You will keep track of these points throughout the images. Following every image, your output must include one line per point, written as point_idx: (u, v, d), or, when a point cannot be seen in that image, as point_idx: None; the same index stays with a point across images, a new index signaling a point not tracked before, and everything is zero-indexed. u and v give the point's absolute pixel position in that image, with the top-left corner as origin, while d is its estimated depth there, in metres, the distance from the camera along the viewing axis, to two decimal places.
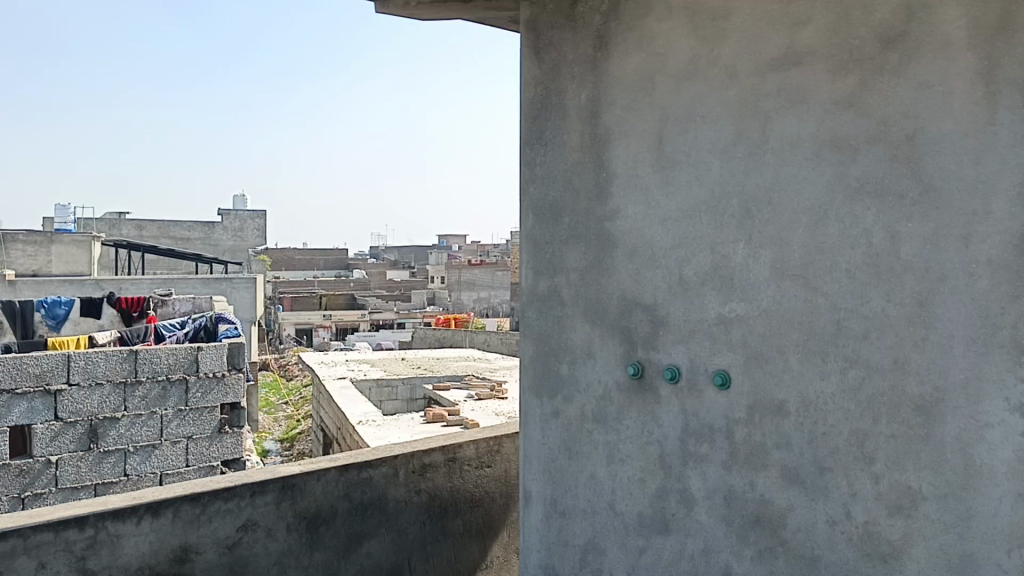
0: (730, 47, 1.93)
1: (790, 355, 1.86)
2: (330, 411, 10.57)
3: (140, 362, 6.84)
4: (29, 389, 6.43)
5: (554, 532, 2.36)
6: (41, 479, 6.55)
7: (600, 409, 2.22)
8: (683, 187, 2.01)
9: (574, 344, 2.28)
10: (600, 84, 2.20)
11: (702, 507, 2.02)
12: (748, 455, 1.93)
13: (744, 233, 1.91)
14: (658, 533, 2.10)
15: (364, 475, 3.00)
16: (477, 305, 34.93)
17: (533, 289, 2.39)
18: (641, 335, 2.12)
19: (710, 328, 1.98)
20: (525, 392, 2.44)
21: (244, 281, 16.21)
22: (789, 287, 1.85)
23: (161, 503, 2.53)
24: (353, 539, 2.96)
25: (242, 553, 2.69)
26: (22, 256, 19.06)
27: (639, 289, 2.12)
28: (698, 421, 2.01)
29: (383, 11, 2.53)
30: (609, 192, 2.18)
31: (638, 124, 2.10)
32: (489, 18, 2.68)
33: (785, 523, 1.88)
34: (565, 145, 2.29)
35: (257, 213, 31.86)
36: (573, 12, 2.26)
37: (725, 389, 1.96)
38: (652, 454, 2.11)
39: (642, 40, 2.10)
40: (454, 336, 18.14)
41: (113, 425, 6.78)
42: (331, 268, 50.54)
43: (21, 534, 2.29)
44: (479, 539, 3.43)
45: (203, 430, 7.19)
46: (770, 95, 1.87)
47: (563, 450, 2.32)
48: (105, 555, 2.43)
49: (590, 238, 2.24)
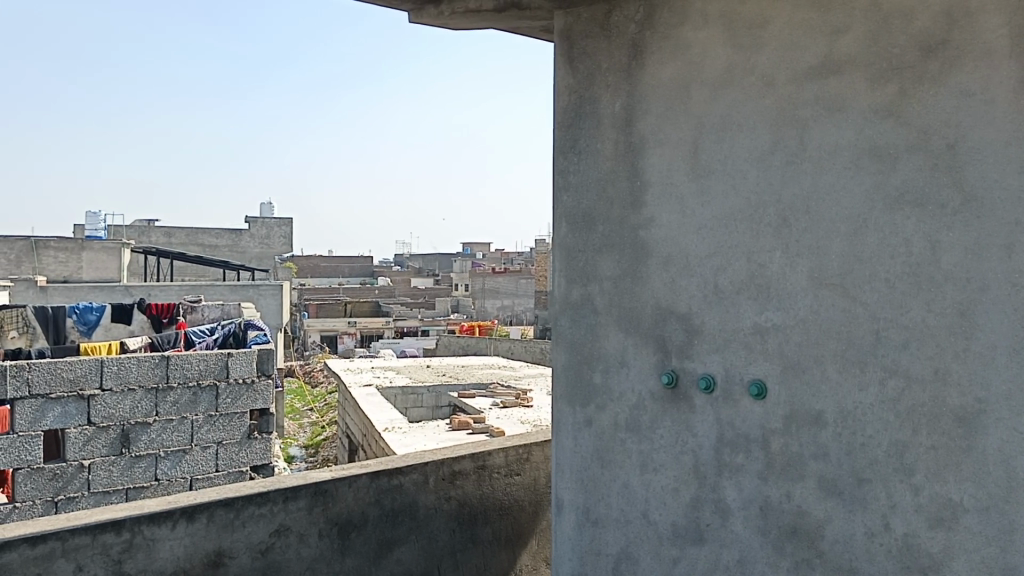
0: (767, 55, 1.92)
1: (828, 365, 1.84)
2: (356, 418, 10.61)
3: (172, 367, 6.94)
4: (63, 394, 6.50)
5: (587, 540, 2.36)
6: (74, 483, 6.60)
7: (633, 417, 2.22)
8: (719, 196, 2.01)
9: (607, 353, 2.28)
10: (635, 92, 2.20)
11: (737, 517, 2.01)
12: (785, 465, 1.91)
13: (781, 242, 1.91)
14: (693, 543, 2.09)
15: (395, 482, 3.01)
16: (501, 313, 34.95)
17: (566, 297, 2.40)
18: (675, 344, 2.12)
19: (746, 337, 1.98)
20: (559, 400, 2.45)
21: (270, 288, 16.36)
22: (826, 295, 1.84)
23: (195, 507, 2.55)
24: (384, 545, 2.97)
25: (275, 558, 2.71)
26: (54, 262, 19.47)
27: (674, 298, 2.11)
28: (734, 431, 2.00)
29: (417, 20, 2.57)
30: (643, 200, 2.18)
31: (673, 133, 2.10)
32: (522, 28, 2.70)
33: (822, 534, 1.86)
34: (598, 154, 2.29)
35: (284, 221, 32.17)
36: (608, 21, 2.27)
37: (761, 398, 1.95)
38: (687, 463, 2.10)
39: (678, 49, 2.10)
40: (479, 344, 18.15)
41: (145, 430, 6.85)
42: (356, 275, 50.80)
43: (60, 536, 2.32)
44: (509, 547, 3.42)
45: (233, 434, 7.25)
46: (808, 103, 1.86)
47: (596, 458, 2.33)
48: (141, 558, 2.46)
49: (624, 247, 2.24)
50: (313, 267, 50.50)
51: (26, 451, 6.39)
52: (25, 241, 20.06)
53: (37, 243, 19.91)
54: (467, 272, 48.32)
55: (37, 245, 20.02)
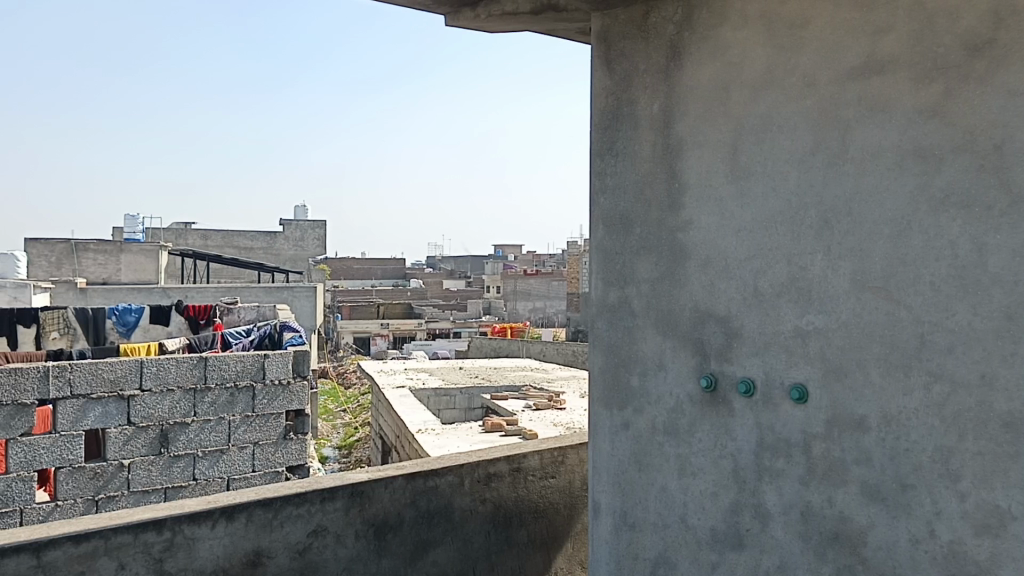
0: (809, 55, 1.90)
1: (871, 370, 1.82)
2: (389, 419, 10.66)
3: (209, 368, 7.01)
4: (104, 395, 6.58)
5: (624, 544, 2.35)
6: (114, 482, 6.71)
7: (671, 422, 2.20)
8: (759, 198, 1.99)
9: (644, 355, 2.27)
10: (673, 94, 2.19)
11: (778, 522, 1.98)
12: (826, 470, 1.89)
13: (823, 245, 1.88)
14: (732, 548, 2.08)
15: (430, 483, 3.03)
16: (533, 315, 34.94)
17: (604, 299, 2.39)
18: (714, 347, 2.10)
19: (787, 340, 1.96)
20: (596, 403, 2.44)
21: (305, 290, 16.48)
22: (869, 298, 1.81)
23: (235, 507, 2.58)
24: (419, 546, 2.98)
25: (312, 558, 2.73)
26: (93, 264, 19.83)
27: (712, 300, 2.10)
28: (774, 435, 1.98)
29: (454, 23, 2.58)
30: (681, 202, 2.17)
31: (712, 134, 2.09)
32: (558, 30, 2.70)
33: (865, 541, 1.84)
34: (636, 156, 2.29)
35: (318, 223, 32.45)
36: (645, 22, 2.26)
37: (802, 402, 1.93)
38: (726, 467, 2.09)
39: (717, 50, 2.08)
40: (511, 346, 18.14)
41: (183, 430, 6.94)
42: (388, 277, 51.04)
43: (103, 535, 2.36)
44: (544, 549, 3.42)
45: (269, 435, 7.33)
46: (851, 104, 1.83)
47: (633, 462, 2.32)
48: (181, 557, 2.49)
49: (662, 249, 2.22)
50: (346, 269, 50.85)
51: (67, 451, 6.48)
52: (65, 243, 20.35)
53: (77, 245, 20.20)
54: (499, 274, 48.29)
55: (77, 247, 20.31)
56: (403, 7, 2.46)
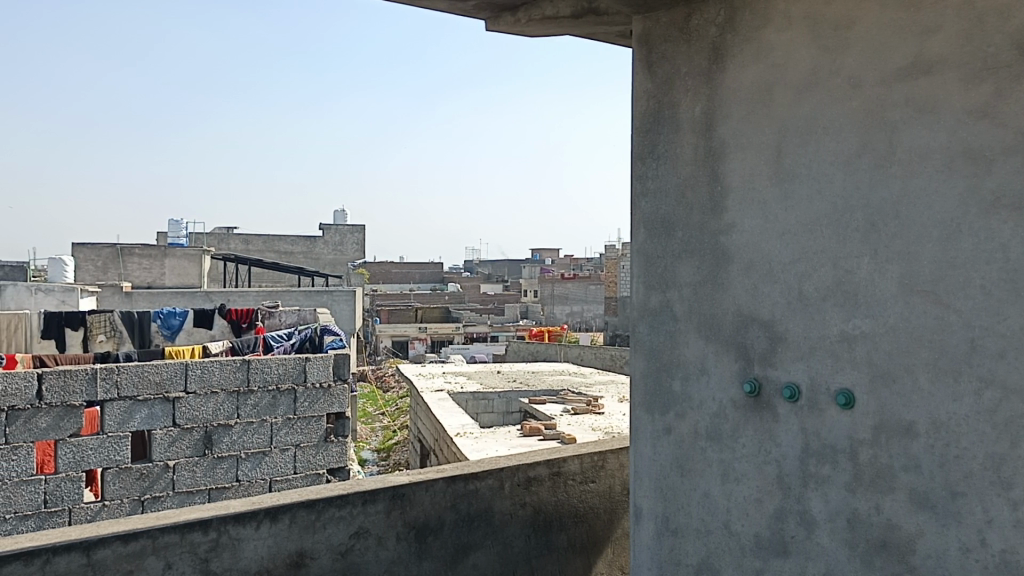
0: (854, 56, 1.88)
1: (919, 375, 1.78)
2: (427, 423, 10.70)
3: (252, 371, 7.09)
4: (149, 397, 6.70)
5: (666, 550, 2.34)
6: (159, 483, 6.82)
7: (715, 426, 2.19)
8: (804, 201, 1.97)
9: (686, 360, 2.26)
10: (715, 96, 2.17)
11: (824, 530, 1.96)
12: (874, 477, 1.86)
13: (869, 247, 1.85)
14: (777, 555, 2.05)
15: (471, 486, 3.03)
16: (571, 318, 34.85)
17: (645, 303, 2.39)
18: (758, 351, 2.08)
19: (833, 345, 1.93)
20: (637, 408, 2.44)
21: (344, 294, 16.62)
22: (917, 302, 1.78)
23: (279, 509, 2.61)
24: (459, 550, 2.99)
25: (354, 560, 2.75)
26: (138, 268, 20.21)
27: (756, 304, 2.08)
28: (820, 441, 1.96)
29: (494, 28, 2.59)
30: (724, 206, 2.15)
31: (756, 136, 2.07)
32: (597, 33, 2.70)
33: (913, 548, 1.81)
34: (678, 158, 2.28)
35: (357, 228, 32.76)
36: (687, 25, 2.25)
37: (849, 408, 1.90)
38: (770, 473, 2.06)
39: (761, 51, 2.06)
40: (549, 349, 18.13)
41: (226, 432, 7.04)
42: (426, 281, 51.23)
43: (150, 534, 2.40)
44: (584, 554, 3.40)
45: (310, 438, 7.40)
46: (897, 105, 1.81)
47: (675, 467, 2.30)
48: (227, 558, 2.52)
49: (704, 252, 2.21)
50: (384, 273, 51.18)
51: (114, 451, 6.59)
52: (110, 248, 20.61)
53: (122, 250, 20.46)
54: (536, 277, 48.29)
55: (122, 251, 20.62)
56: (442, 13, 2.48)
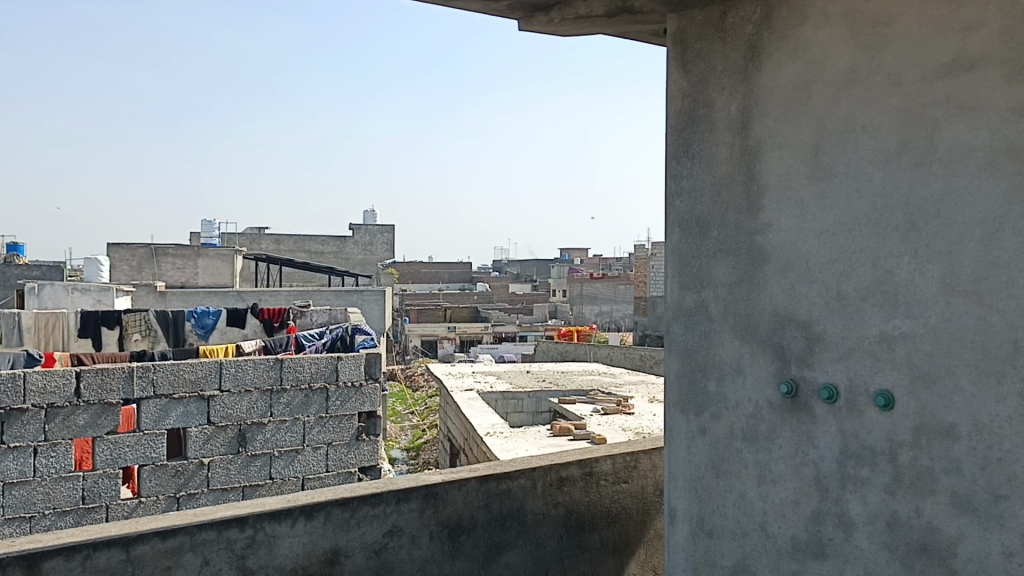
0: (893, 54, 1.85)
1: (960, 376, 1.76)
2: (457, 423, 10.72)
3: (285, 370, 7.15)
4: (184, 395, 6.78)
5: (701, 551, 2.33)
6: (194, 480, 6.90)
7: (750, 427, 2.17)
8: (842, 200, 1.94)
9: (722, 360, 2.25)
10: (752, 94, 2.15)
11: (863, 533, 1.93)
12: (914, 480, 1.84)
13: (909, 247, 1.83)
14: (814, 558, 2.04)
15: (503, 486, 3.04)
16: (599, 318, 34.73)
17: (680, 303, 2.38)
18: (795, 352, 2.06)
19: (872, 345, 1.91)
20: (671, 409, 2.43)
21: (374, 294, 16.72)
22: (958, 303, 1.76)
23: (314, 506, 2.63)
24: (492, 549, 3.00)
25: (388, 558, 2.76)
26: (172, 268, 20.46)
27: (793, 304, 2.06)
28: (858, 442, 1.94)
29: (528, 28, 2.59)
30: (760, 205, 2.14)
31: (793, 135, 2.05)
32: (631, 32, 2.69)
33: (954, 552, 1.78)
34: (712, 158, 2.27)
35: (386, 228, 32.95)
36: (723, 23, 2.23)
37: (889, 410, 1.88)
38: (808, 475, 2.04)
39: (798, 49, 2.04)
40: (579, 349, 18.08)
41: (260, 430, 7.10)
42: (455, 281, 51.32)
43: (188, 531, 2.43)
44: (617, 555, 3.39)
45: (342, 436, 7.45)
46: (938, 103, 1.78)
47: (710, 468, 2.29)
48: (263, 554, 2.54)
49: (740, 252, 2.19)
50: (413, 273, 51.37)
51: (150, 449, 6.69)
52: (145, 248, 20.89)
53: (156, 250, 20.69)
54: (565, 276, 48.22)
55: (156, 251, 20.88)
56: (476, 13, 2.48)
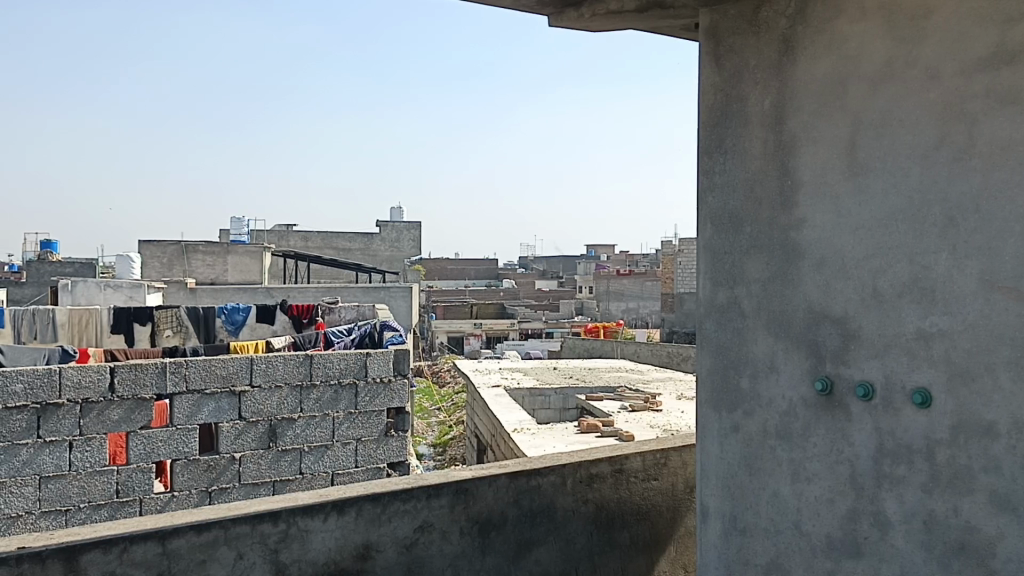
0: (932, 47, 1.83)
1: (1000, 374, 1.73)
2: (485, 419, 10.73)
3: (315, 366, 7.20)
4: (217, 390, 6.86)
5: (734, 549, 2.31)
6: (226, 474, 6.96)
7: (784, 425, 2.16)
8: (879, 196, 1.92)
9: (755, 357, 2.23)
10: (786, 89, 2.14)
11: (899, 532, 1.91)
12: (951, 479, 1.82)
13: (947, 243, 1.81)
14: (849, 557, 2.02)
15: (533, 483, 3.04)
16: (626, 315, 34.59)
17: (712, 300, 2.37)
18: (830, 350, 2.04)
19: (908, 343, 1.89)
20: (703, 406, 2.43)
21: (400, 291, 16.78)
22: (998, 299, 1.73)
23: (346, 501, 2.65)
24: (523, 545, 3.00)
25: (419, 553, 2.78)
26: (202, 264, 20.66)
27: (828, 301, 2.04)
28: (895, 441, 1.92)
29: (558, 24, 2.58)
30: (795, 201, 2.12)
31: (828, 130, 2.02)
32: (662, 27, 2.68)
33: (993, 552, 1.76)
34: (746, 153, 2.25)
35: (413, 224, 33.09)
36: (756, 17, 2.21)
37: (926, 408, 1.85)
38: (843, 473, 2.02)
39: (833, 43, 2.02)
40: (605, 346, 18.06)
41: (290, 426, 7.16)
42: (481, 278, 51.38)
43: (222, 525, 2.46)
44: (647, 552, 3.38)
45: (371, 432, 7.49)
46: (978, 96, 1.76)
47: (743, 466, 2.28)
48: (296, 549, 2.56)
49: (774, 249, 2.18)
50: (440, 269, 51.49)
51: (183, 443, 6.77)
52: (175, 246, 21.08)
53: (187, 246, 20.89)
54: (591, 273, 48.17)
55: (187, 248, 21.05)
56: (506, 9, 2.48)
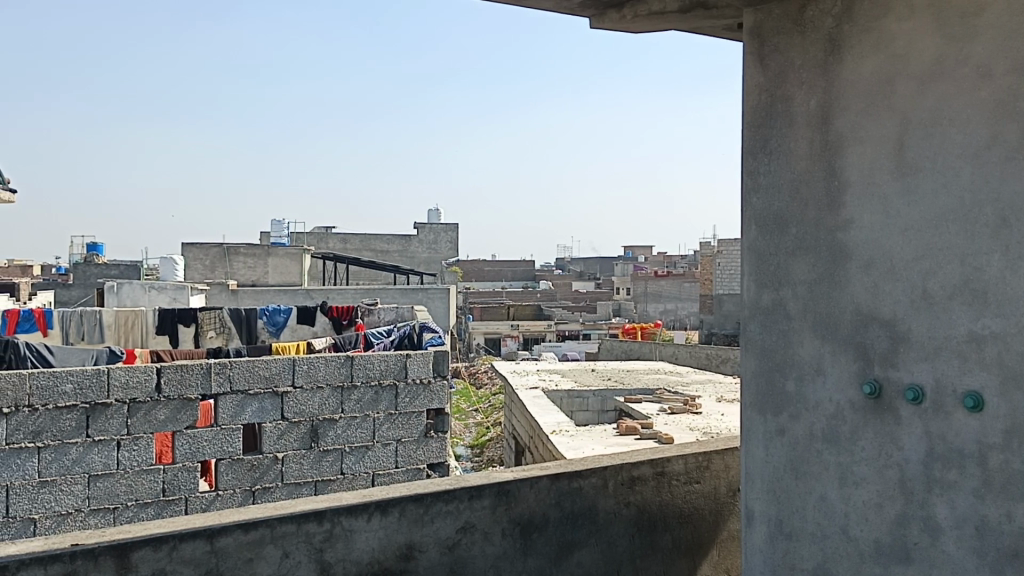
0: (983, 44, 1.80)
1: None
2: (523, 420, 10.74)
3: (355, 367, 7.27)
4: (260, 390, 6.95)
5: (780, 554, 2.29)
6: (269, 474, 7.05)
7: (831, 427, 2.13)
8: (928, 196, 1.89)
9: (801, 360, 2.21)
10: (832, 88, 2.11)
11: (950, 537, 1.88)
12: (1005, 484, 1.78)
13: (1000, 244, 1.78)
14: (898, 562, 1.99)
15: (575, 485, 3.04)
16: (664, 316, 34.39)
17: (757, 301, 2.35)
18: (878, 352, 2.02)
19: (960, 345, 1.86)
20: (748, 409, 2.41)
21: (438, 292, 16.85)
22: None
23: (389, 502, 2.67)
24: (565, 547, 3.00)
25: (461, 554, 2.79)
26: (243, 267, 20.91)
27: (877, 303, 2.01)
28: (946, 445, 1.88)
29: (600, 25, 2.57)
30: (841, 201, 2.09)
31: (875, 129, 2.00)
32: (705, 27, 2.67)
33: None
34: (792, 153, 2.23)
35: (450, 226, 33.22)
36: (802, 17, 2.19)
37: (978, 411, 1.82)
38: (892, 478, 2.00)
39: (880, 41, 1.99)
40: (644, 348, 17.99)
41: (332, 426, 7.23)
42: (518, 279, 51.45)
43: (269, 524, 2.49)
44: (689, 556, 3.36)
45: (411, 433, 7.53)
46: None
47: (789, 469, 2.26)
48: (340, 548, 2.59)
49: (821, 250, 2.15)
50: (477, 271, 51.61)
51: (227, 443, 6.87)
52: (217, 248, 21.36)
53: (228, 249, 21.15)
54: (628, 274, 48.01)
55: (228, 251, 21.29)
56: (547, 11, 2.48)
